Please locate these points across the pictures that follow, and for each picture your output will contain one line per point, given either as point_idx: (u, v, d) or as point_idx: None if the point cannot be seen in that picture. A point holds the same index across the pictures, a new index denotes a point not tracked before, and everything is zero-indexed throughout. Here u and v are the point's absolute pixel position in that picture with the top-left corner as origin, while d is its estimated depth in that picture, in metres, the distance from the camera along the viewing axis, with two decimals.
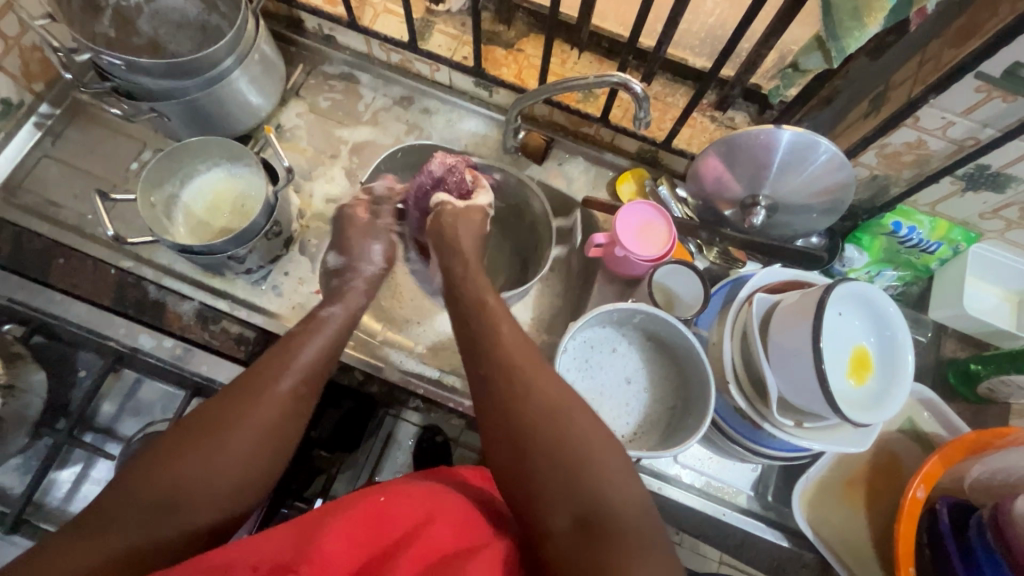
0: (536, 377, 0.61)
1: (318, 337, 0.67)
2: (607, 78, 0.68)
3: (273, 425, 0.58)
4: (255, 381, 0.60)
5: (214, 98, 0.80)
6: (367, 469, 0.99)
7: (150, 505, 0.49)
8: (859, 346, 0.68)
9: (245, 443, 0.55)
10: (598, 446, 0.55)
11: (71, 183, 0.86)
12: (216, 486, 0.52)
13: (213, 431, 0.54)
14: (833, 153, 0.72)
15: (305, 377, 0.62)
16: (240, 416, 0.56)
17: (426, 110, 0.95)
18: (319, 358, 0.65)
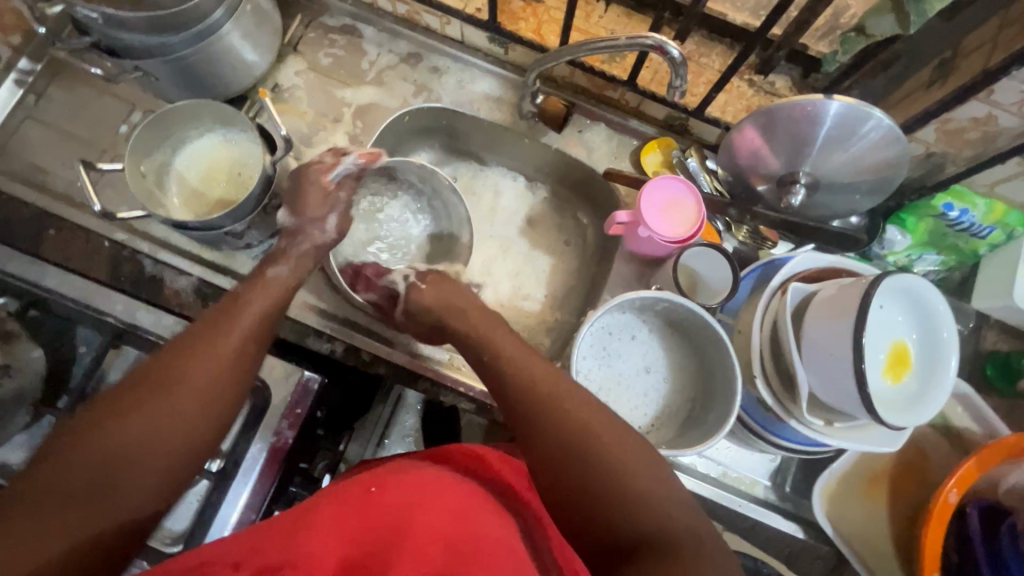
0: (557, 396, 0.57)
1: (268, 293, 0.64)
2: (640, 40, 0.60)
3: (209, 381, 0.55)
4: (190, 339, 0.57)
5: (204, 56, 0.73)
6: (378, 433, 0.99)
7: (79, 480, 0.47)
8: (899, 343, 0.64)
9: (177, 405, 0.53)
10: (636, 461, 0.53)
11: (57, 147, 0.81)
12: (150, 452, 0.50)
13: (144, 396, 0.52)
14: (887, 127, 0.65)
15: (252, 334, 0.60)
16: (174, 377, 0.54)
17: (435, 69, 0.87)
18: (266, 315, 0.62)
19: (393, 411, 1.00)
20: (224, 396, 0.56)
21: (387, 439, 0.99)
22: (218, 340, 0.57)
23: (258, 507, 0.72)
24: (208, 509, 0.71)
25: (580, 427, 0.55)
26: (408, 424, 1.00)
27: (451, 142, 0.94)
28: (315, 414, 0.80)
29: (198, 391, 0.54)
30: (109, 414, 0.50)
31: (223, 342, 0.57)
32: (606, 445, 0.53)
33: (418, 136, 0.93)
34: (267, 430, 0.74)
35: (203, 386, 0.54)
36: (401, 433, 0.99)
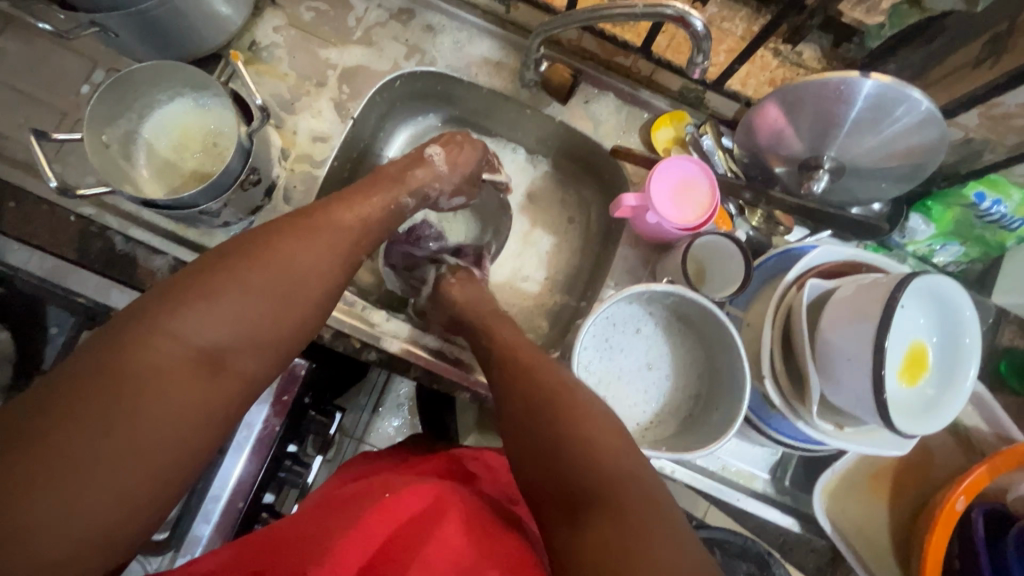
0: (535, 382, 0.56)
1: (359, 205, 0.59)
2: (660, 9, 0.53)
3: (316, 276, 0.52)
4: (300, 226, 0.54)
5: (168, 10, 0.64)
6: (372, 403, 1.08)
7: (192, 356, 0.44)
8: (918, 344, 0.60)
9: (287, 293, 0.50)
10: (595, 427, 0.51)
11: (13, 109, 0.73)
12: (261, 340, 0.48)
13: (258, 278, 0.49)
14: (925, 111, 0.59)
15: (349, 241, 0.56)
16: (287, 262, 0.51)
17: (429, 27, 0.79)
18: (358, 226, 0.58)
19: (387, 381, 1.09)
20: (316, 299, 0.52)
21: (382, 407, 1.09)
22: (326, 235, 0.54)
23: (246, 494, 0.70)
24: (194, 497, 0.69)
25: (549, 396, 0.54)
26: (402, 393, 1.10)
27: (447, 109, 0.87)
28: (303, 400, 0.78)
29: (293, 288, 0.51)
30: (219, 288, 0.47)
31: (332, 238, 0.55)
32: (588, 425, 0.51)
33: (411, 102, 0.86)
34: (254, 416, 0.71)
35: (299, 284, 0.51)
36: (395, 401, 1.10)
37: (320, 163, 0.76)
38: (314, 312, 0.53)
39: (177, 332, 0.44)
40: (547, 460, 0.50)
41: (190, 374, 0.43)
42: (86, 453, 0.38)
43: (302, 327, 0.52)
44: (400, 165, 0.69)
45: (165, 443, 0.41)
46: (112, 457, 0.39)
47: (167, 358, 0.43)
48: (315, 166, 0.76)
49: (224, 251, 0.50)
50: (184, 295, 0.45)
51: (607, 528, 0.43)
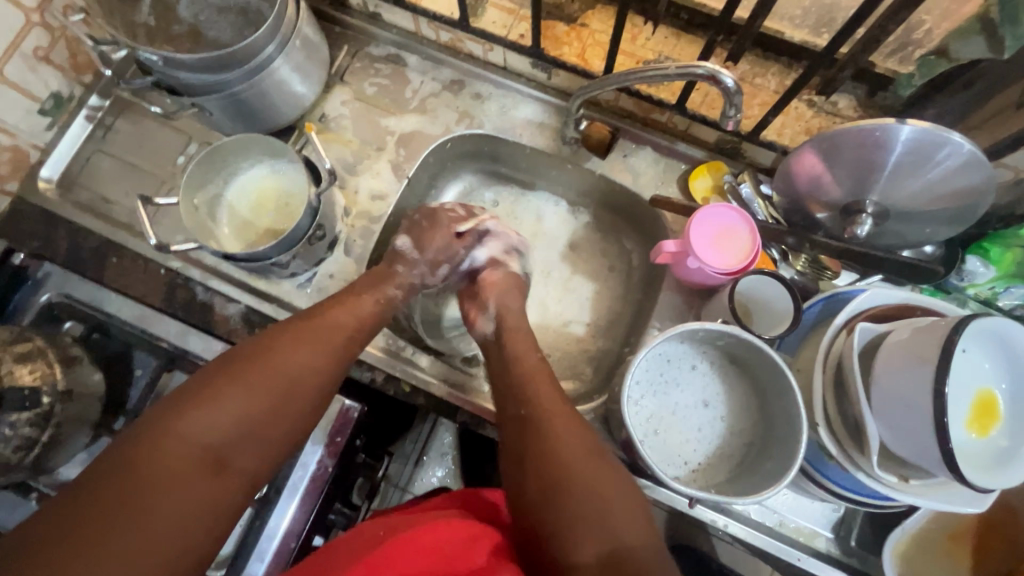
0: (575, 460, 0.55)
1: (357, 307, 0.67)
2: (690, 70, 0.58)
3: (313, 372, 0.59)
4: (303, 328, 0.61)
5: (255, 90, 0.75)
6: (416, 453, 1.07)
7: (199, 457, 0.49)
8: (985, 390, 0.57)
9: (286, 391, 0.56)
10: (614, 499, 0.52)
11: (122, 178, 0.85)
12: (262, 438, 0.53)
13: (259, 381, 0.55)
14: (969, 153, 0.59)
15: (346, 339, 0.63)
16: (286, 363, 0.57)
17: (477, 95, 0.87)
18: (355, 325, 0.65)
19: (431, 429, 1.09)
20: (312, 395, 0.58)
21: (427, 456, 1.08)
22: (323, 335, 0.61)
23: (298, 535, 0.72)
24: (250, 534, 0.72)
25: (557, 466, 0.55)
26: (445, 441, 1.09)
27: (493, 166, 0.93)
28: (355, 442, 0.79)
29: (292, 385, 0.57)
30: (227, 390, 0.53)
31: (330, 341, 0.62)
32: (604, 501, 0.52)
33: (460, 162, 0.93)
34: (309, 456, 0.74)
35: (298, 383, 0.57)
36: (438, 450, 1.08)
37: (378, 218, 0.84)
38: (311, 408, 0.58)
39: (186, 433, 0.49)
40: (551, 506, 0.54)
41: (197, 472, 0.49)
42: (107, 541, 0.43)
43: (302, 422, 0.57)
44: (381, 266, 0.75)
45: (174, 539, 0.46)
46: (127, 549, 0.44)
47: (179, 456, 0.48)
48: (373, 222, 0.83)
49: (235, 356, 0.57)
50: (196, 400, 0.52)
51: None
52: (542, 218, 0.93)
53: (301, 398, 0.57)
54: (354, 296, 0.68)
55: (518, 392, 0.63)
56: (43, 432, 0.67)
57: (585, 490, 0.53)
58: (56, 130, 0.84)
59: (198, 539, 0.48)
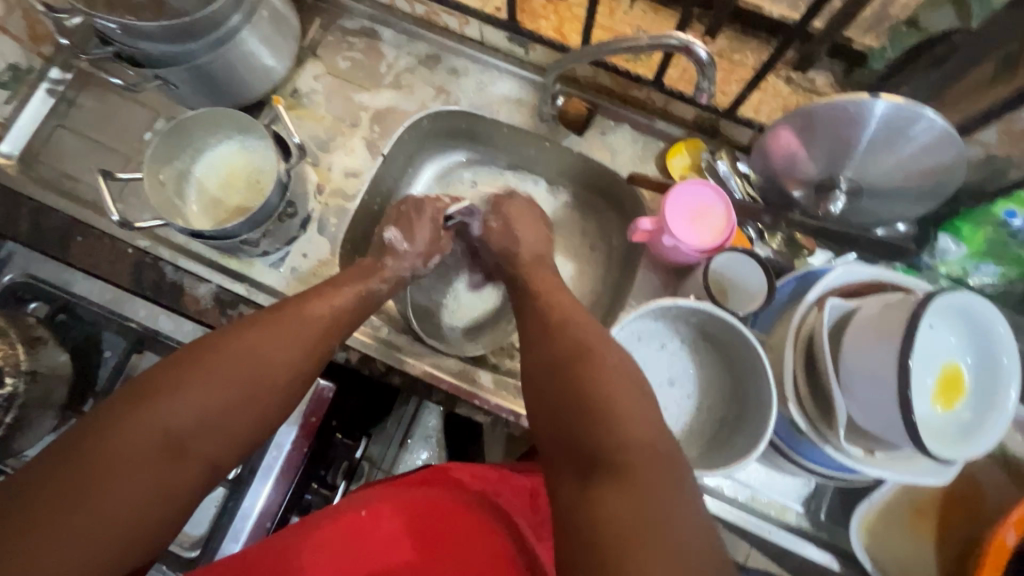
0: (586, 340, 0.56)
1: (335, 295, 0.65)
2: (664, 40, 0.57)
3: (286, 364, 0.57)
4: (275, 318, 0.59)
5: (222, 62, 0.72)
6: (400, 433, 1.06)
7: (155, 443, 0.47)
8: (951, 365, 0.57)
9: (255, 382, 0.54)
10: (618, 385, 0.50)
11: (87, 155, 0.83)
12: (224, 426, 0.51)
13: (224, 370, 0.52)
14: (941, 128, 0.58)
15: (323, 330, 0.61)
16: (257, 355, 0.55)
17: (454, 70, 0.85)
18: (333, 316, 0.63)
19: (416, 411, 1.07)
20: (281, 389, 0.56)
21: (410, 441, 1.06)
22: (298, 327, 0.59)
23: (273, 515, 0.72)
24: (224, 516, 0.71)
25: (573, 344, 0.56)
26: (431, 424, 1.07)
27: (471, 145, 0.92)
28: (330, 422, 0.79)
29: (260, 378, 0.54)
30: (192, 379, 0.51)
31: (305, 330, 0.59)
32: (602, 382, 0.51)
33: (438, 140, 0.91)
34: (283, 436, 0.73)
35: (268, 375, 0.55)
36: (423, 432, 1.07)
37: (352, 197, 0.82)
38: (281, 400, 0.56)
39: (148, 421, 0.47)
40: (562, 378, 0.53)
41: (157, 460, 0.47)
42: (59, 521, 0.43)
43: (270, 412, 0.55)
44: (369, 259, 0.75)
45: (123, 525, 0.45)
46: (79, 532, 0.43)
47: (138, 444, 0.46)
48: (347, 200, 0.82)
49: (205, 342, 0.54)
50: (159, 385, 0.49)
51: (610, 494, 0.43)
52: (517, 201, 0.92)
53: (269, 391, 0.55)
54: (335, 287, 0.66)
55: (540, 313, 0.63)
56: (7, 414, 0.65)
57: (592, 370, 0.52)
58: (15, 104, 0.81)
59: (148, 528, 0.46)
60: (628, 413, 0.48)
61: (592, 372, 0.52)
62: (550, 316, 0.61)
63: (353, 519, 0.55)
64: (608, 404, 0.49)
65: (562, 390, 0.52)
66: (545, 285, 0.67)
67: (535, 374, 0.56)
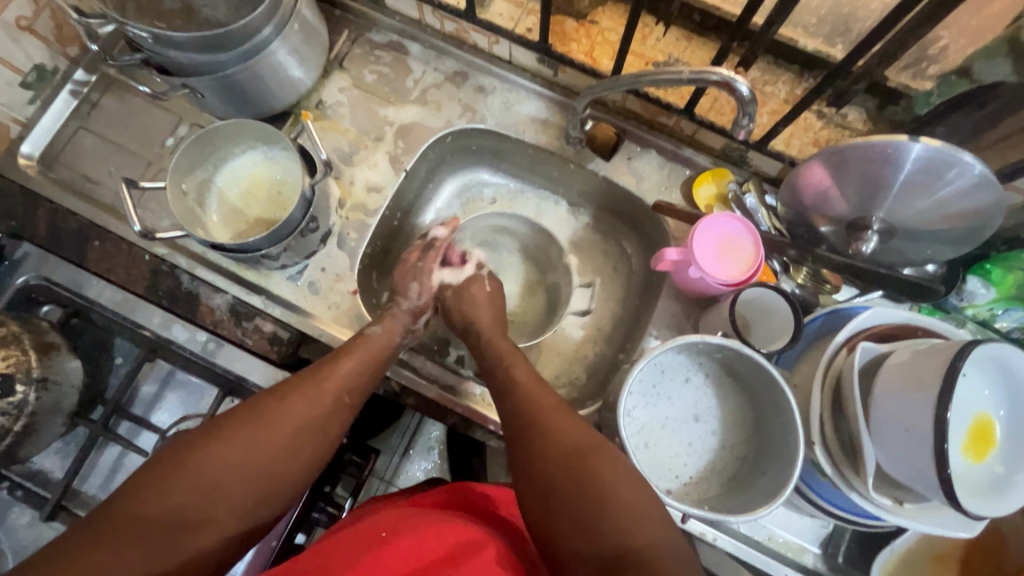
0: (558, 421, 0.58)
1: (364, 351, 0.67)
2: (705, 75, 0.56)
3: (311, 429, 0.58)
4: (303, 381, 0.61)
5: (250, 74, 0.72)
6: (404, 446, 1.06)
7: (177, 514, 0.49)
8: (984, 416, 0.56)
9: (278, 449, 0.55)
10: (622, 480, 0.52)
11: (109, 158, 0.83)
12: (246, 494, 0.53)
13: (248, 437, 0.54)
14: (979, 173, 0.57)
15: (347, 390, 0.63)
16: (282, 420, 0.57)
17: (481, 88, 0.84)
18: (359, 374, 0.65)
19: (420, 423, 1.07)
20: (307, 453, 0.57)
21: (412, 450, 1.07)
22: (325, 390, 0.61)
23: (279, 533, 0.70)
24: None
25: (550, 422, 0.58)
26: (433, 435, 1.08)
27: (494, 162, 0.91)
28: None
29: (286, 443, 0.56)
30: (220, 447, 0.53)
31: (328, 396, 0.61)
32: (604, 472, 0.52)
33: (460, 157, 0.90)
34: None
35: (293, 440, 0.57)
36: (426, 445, 1.07)
37: (374, 212, 0.81)
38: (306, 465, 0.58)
39: (173, 490, 0.49)
40: (562, 462, 0.54)
41: (179, 531, 0.49)
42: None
43: (295, 477, 0.57)
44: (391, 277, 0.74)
45: None
46: None
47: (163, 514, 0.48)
48: (368, 215, 0.81)
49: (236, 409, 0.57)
50: (189, 453, 0.52)
51: None
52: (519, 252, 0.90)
53: (295, 456, 0.56)
54: (364, 342, 0.68)
55: (521, 415, 0.60)
56: (15, 421, 0.65)
57: (586, 458, 0.54)
58: (38, 105, 0.80)
59: None
60: (643, 514, 0.50)
61: (586, 461, 0.53)
62: (532, 417, 0.59)
63: (372, 541, 0.53)
64: (622, 506, 0.50)
65: (556, 473, 0.54)
66: (522, 377, 0.64)
67: (537, 486, 0.54)
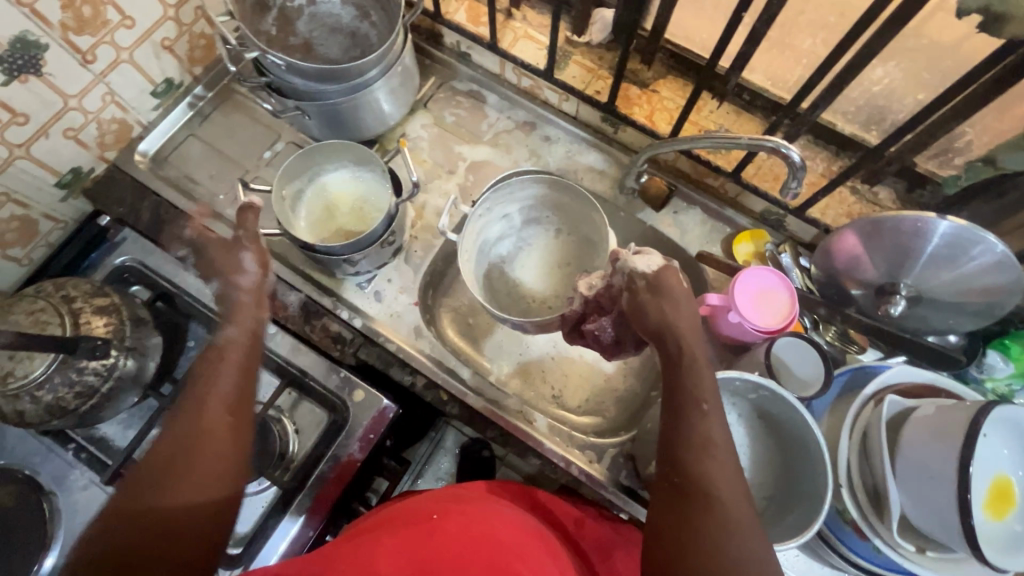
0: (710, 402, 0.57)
1: (230, 359, 0.57)
2: (761, 143, 0.65)
3: (209, 463, 0.50)
4: (188, 422, 0.52)
5: (353, 104, 0.83)
6: (415, 471, 1.08)
7: None
8: (1001, 476, 0.60)
9: (179, 496, 0.48)
10: (724, 478, 0.53)
11: (210, 163, 0.92)
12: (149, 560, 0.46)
13: (142, 501, 0.48)
14: (1000, 253, 0.64)
15: (232, 403, 0.54)
16: (177, 472, 0.49)
17: (546, 137, 0.95)
18: (241, 379, 0.57)
19: (432, 451, 1.11)
20: (216, 490, 0.50)
21: (421, 479, 1.09)
22: (209, 417, 0.52)
23: (316, 524, 0.75)
24: (272, 516, 0.75)
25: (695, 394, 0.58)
26: (443, 465, 1.11)
27: None
28: (385, 442, 0.82)
29: (201, 483, 0.50)
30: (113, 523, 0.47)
31: (211, 425, 0.52)
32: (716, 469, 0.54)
33: None
34: (342, 448, 0.77)
35: (208, 478, 0.50)
36: (435, 474, 1.10)
37: (440, 233, 0.90)
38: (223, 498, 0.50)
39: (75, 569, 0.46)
40: (697, 440, 0.55)
41: None
42: None
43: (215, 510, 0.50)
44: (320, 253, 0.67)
45: None
46: None
47: None
48: (435, 237, 0.90)
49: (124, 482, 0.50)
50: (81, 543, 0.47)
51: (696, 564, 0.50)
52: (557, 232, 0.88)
53: (208, 494, 0.50)
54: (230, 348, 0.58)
55: (681, 396, 0.58)
56: (103, 382, 0.71)
57: (706, 446, 0.55)
58: (160, 112, 0.92)
59: None
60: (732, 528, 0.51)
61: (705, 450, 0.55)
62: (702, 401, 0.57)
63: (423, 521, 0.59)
64: (714, 527, 0.51)
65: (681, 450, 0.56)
66: (695, 356, 0.60)
67: (669, 438, 0.57)
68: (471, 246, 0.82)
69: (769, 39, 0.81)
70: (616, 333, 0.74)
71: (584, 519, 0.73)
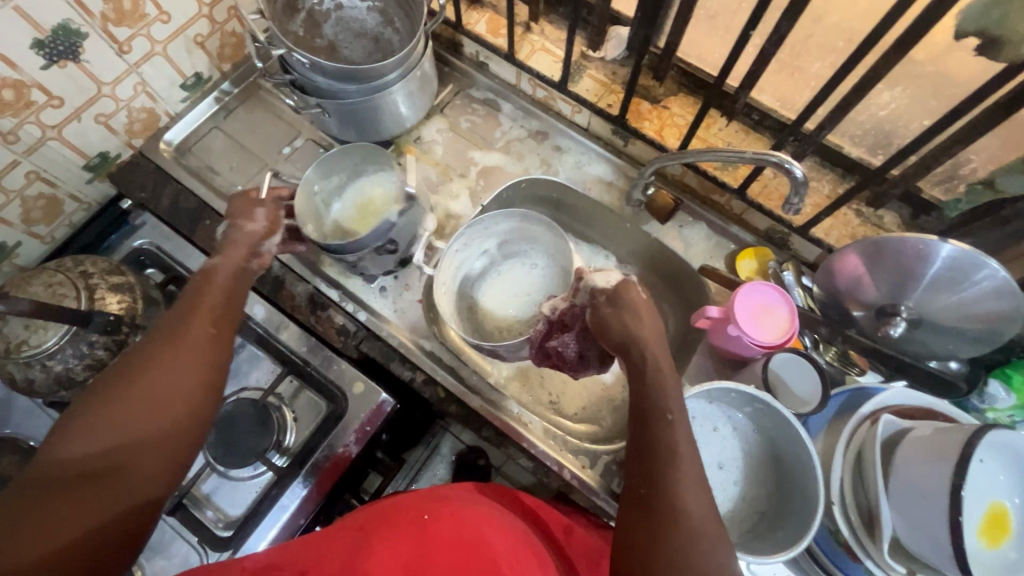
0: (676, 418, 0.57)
1: (215, 281, 0.61)
2: (764, 157, 0.66)
3: (184, 362, 0.53)
4: (166, 332, 0.55)
5: (372, 105, 0.85)
6: (409, 476, 1.09)
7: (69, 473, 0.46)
8: (998, 504, 0.59)
9: (158, 394, 0.51)
10: (690, 492, 0.53)
11: (231, 155, 0.96)
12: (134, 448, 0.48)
13: (122, 395, 0.50)
14: (1003, 279, 0.64)
15: (216, 318, 0.58)
16: (153, 373, 0.51)
17: (557, 147, 0.97)
18: (225, 298, 0.60)
19: (428, 456, 1.11)
20: (194, 388, 0.52)
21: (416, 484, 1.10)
22: (191, 327, 0.55)
23: (308, 512, 0.75)
24: (264, 502, 0.75)
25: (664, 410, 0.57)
26: (438, 471, 1.11)
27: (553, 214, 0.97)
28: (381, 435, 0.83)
29: (178, 380, 0.52)
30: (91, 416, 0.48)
31: (192, 331, 0.55)
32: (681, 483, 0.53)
33: None
34: (337, 439, 0.78)
35: (188, 375, 0.53)
36: (430, 479, 1.10)
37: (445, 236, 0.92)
38: (203, 403, 0.53)
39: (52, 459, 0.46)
40: (659, 451, 0.55)
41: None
42: None
43: (197, 413, 0.52)
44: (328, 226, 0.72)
45: None
46: None
47: None
48: (443, 237, 0.92)
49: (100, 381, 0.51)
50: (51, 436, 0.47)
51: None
52: (533, 266, 0.90)
53: (186, 390, 0.52)
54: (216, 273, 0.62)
55: (646, 409, 0.59)
56: (112, 357, 0.73)
57: (676, 459, 0.54)
58: (187, 104, 0.96)
59: None
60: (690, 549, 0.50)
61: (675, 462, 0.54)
62: (664, 412, 0.57)
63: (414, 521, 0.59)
64: (671, 545, 0.50)
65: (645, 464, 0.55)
66: (665, 370, 0.60)
67: (638, 451, 0.57)
68: (449, 277, 0.85)
69: (778, 61, 0.84)
70: (579, 348, 0.75)
71: (573, 526, 0.72)
